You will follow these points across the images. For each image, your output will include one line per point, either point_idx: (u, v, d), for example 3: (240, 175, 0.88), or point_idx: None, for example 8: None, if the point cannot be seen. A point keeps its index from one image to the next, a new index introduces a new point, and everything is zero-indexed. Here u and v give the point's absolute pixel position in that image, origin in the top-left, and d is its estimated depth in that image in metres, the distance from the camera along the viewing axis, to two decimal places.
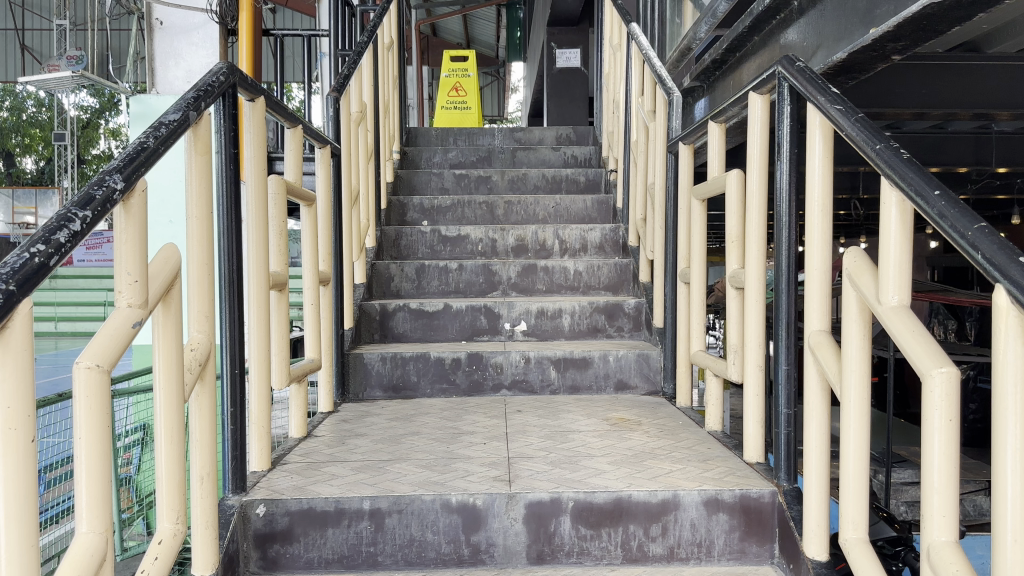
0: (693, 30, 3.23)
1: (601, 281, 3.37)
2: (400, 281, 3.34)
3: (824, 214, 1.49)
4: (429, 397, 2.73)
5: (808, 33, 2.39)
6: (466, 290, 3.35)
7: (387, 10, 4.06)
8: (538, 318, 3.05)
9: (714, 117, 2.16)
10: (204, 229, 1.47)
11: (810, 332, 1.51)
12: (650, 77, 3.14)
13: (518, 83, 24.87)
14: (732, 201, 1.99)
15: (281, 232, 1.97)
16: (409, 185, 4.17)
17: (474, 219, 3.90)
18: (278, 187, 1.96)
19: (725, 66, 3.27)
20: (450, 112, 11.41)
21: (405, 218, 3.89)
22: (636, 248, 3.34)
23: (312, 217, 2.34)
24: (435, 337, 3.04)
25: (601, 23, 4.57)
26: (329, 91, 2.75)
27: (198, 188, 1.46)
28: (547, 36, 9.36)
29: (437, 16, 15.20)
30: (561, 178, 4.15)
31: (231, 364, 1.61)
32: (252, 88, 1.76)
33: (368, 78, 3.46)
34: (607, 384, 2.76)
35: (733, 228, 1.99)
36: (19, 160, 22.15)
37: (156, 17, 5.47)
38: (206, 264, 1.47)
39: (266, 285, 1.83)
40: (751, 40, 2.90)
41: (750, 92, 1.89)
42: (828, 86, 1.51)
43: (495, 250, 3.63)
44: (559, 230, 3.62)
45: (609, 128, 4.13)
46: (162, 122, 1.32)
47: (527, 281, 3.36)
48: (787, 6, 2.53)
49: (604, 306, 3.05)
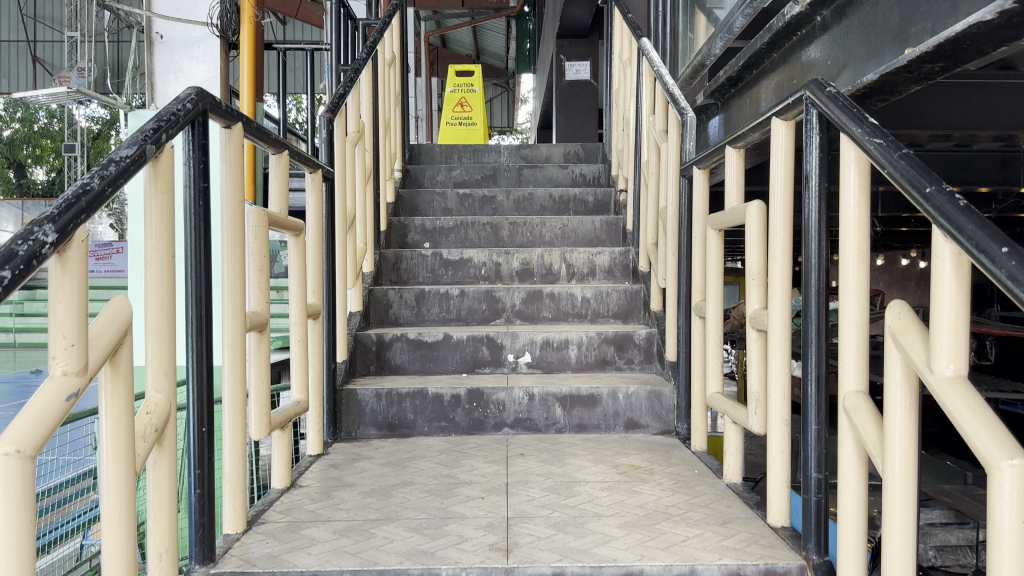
0: (707, 46, 3.07)
1: (610, 309, 3.20)
2: (399, 308, 3.18)
3: (861, 258, 1.33)
4: (426, 436, 2.57)
5: (833, 53, 2.23)
6: (468, 317, 3.19)
7: (389, 24, 3.92)
8: (543, 350, 2.88)
9: (732, 142, 2.00)
10: (164, 274, 1.31)
11: (844, 393, 1.34)
12: (663, 95, 2.99)
13: (527, 94, 24.74)
14: (752, 235, 1.83)
15: (260, 267, 1.82)
16: (411, 206, 4.02)
17: (477, 240, 3.74)
18: (258, 218, 1.82)
19: (740, 83, 3.10)
20: (454, 129, 11.25)
21: (406, 240, 3.74)
22: (647, 273, 3.17)
23: (300, 248, 2.19)
24: (435, 369, 2.88)
25: (612, 36, 4.42)
26: (323, 112, 2.60)
27: (157, 229, 1.30)
28: (556, 48, 9.24)
29: (446, 27, 15.17)
30: (568, 198, 3.99)
31: (198, 421, 1.45)
32: (226, 114, 1.61)
33: (367, 96, 3.31)
34: (616, 423, 2.58)
35: (754, 265, 1.83)
36: (30, 171, 22.25)
37: (156, 31, 5.37)
38: (167, 313, 1.32)
39: (242, 326, 1.68)
40: (770, 57, 2.74)
41: (772, 118, 1.73)
42: (864, 115, 1.34)
43: (499, 274, 3.48)
44: (566, 253, 3.46)
45: (619, 146, 3.98)
46: (113, 159, 1.16)
47: (532, 308, 3.20)
48: (809, 23, 2.37)
49: (614, 337, 2.89)
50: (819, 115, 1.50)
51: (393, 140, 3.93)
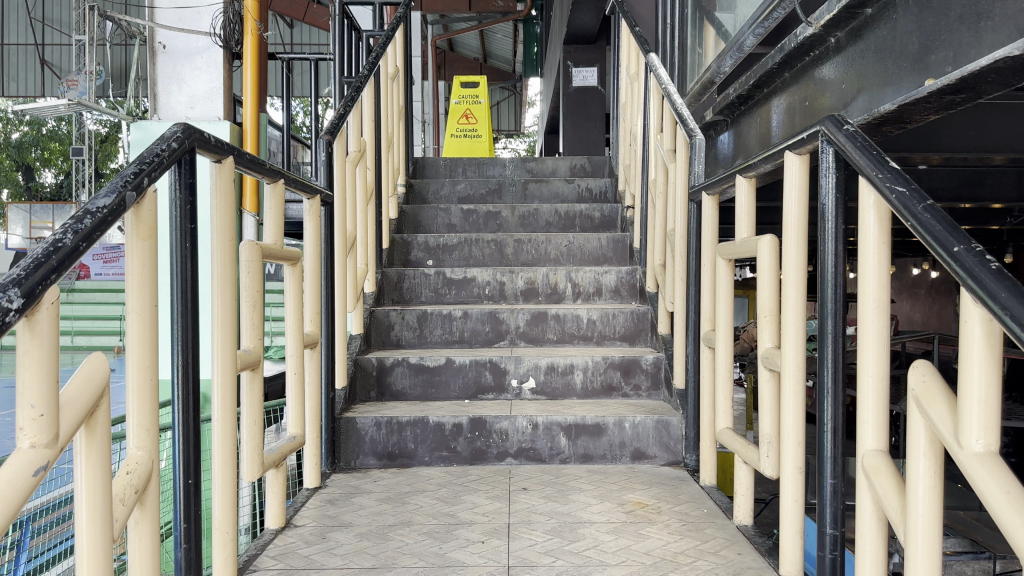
0: (716, 63, 3.00)
1: (616, 331, 3.13)
2: (401, 330, 3.12)
3: (881, 310, 1.27)
4: (427, 466, 2.50)
5: (847, 76, 2.15)
6: (471, 339, 3.12)
7: (392, 37, 3.87)
8: (548, 375, 2.82)
9: (742, 172, 1.94)
10: (147, 325, 1.26)
11: (863, 452, 1.28)
12: (671, 114, 2.93)
13: (535, 97, 24.68)
14: (765, 271, 1.76)
15: (253, 303, 1.76)
16: (414, 222, 3.96)
17: (481, 258, 3.69)
18: (252, 252, 1.76)
19: (750, 101, 3.03)
20: (459, 140, 11.18)
21: (409, 257, 3.68)
22: (655, 294, 3.10)
23: (297, 277, 2.13)
24: (436, 395, 2.81)
25: (619, 47, 4.35)
26: (322, 133, 2.54)
27: (138, 278, 1.25)
28: (563, 54, 9.16)
29: (453, 32, 15.13)
30: (574, 214, 3.93)
31: (185, 474, 1.41)
32: (217, 149, 1.56)
33: (369, 113, 3.25)
34: (623, 453, 2.50)
35: (767, 303, 1.76)
36: (39, 174, 22.30)
37: (159, 41, 5.38)
38: (149, 366, 1.26)
39: (233, 368, 1.63)
40: (781, 77, 2.66)
41: (786, 151, 1.66)
42: (885, 159, 1.27)
43: (503, 293, 3.41)
44: (571, 272, 3.40)
45: (626, 161, 3.91)
46: (88, 211, 1.11)
47: (537, 329, 3.13)
48: (823, 44, 2.29)
49: (620, 362, 2.81)
50: (834, 153, 1.44)
51: (397, 156, 3.87)
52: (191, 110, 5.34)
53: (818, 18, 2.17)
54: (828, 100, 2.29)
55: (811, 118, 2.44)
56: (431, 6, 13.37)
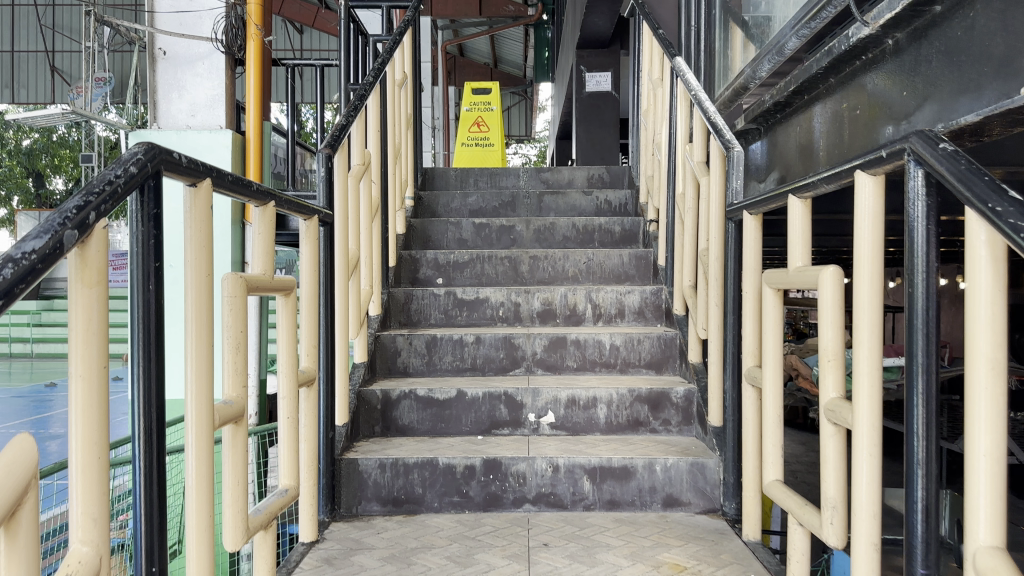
0: (751, 69, 2.77)
1: (642, 358, 2.89)
2: (408, 356, 2.89)
3: (995, 372, 1.03)
4: (436, 513, 2.27)
5: (908, 83, 1.90)
6: (484, 367, 2.89)
7: (400, 42, 3.66)
8: (568, 409, 2.58)
9: (797, 191, 1.69)
10: (94, 390, 1.03)
11: (974, 546, 1.04)
12: (702, 123, 2.70)
13: (545, 102, 24.49)
14: (829, 307, 1.53)
15: (236, 345, 1.55)
16: (423, 236, 3.74)
17: (494, 276, 3.47)
18: (234, 286, 1.55)
19: (787, 110, 2.80)
20: (470, 149, 10.93)
21: (417, 275, 3.46)
22: (683, 318, 2.86)
23: (291, 309, 1.92)
24: (447, 430, 2.58)
25: (639, 51, 4.11)
26: (322, 147, 2.31)
27: (83, 335, 1.02)
28: (576, 58, 8.90)
29: (463, 36, 14.92)
30: (593, 227, 3.71)
31: (147, 559, 1.19)
32: (191, 172, 1.35)
33: (374, 123, 3.02)
34: (654, 499, 2.26)
35: (830, 345, 1.53)
36: (48, 181, 22.24)
37: (160, 47, 5.20)
38: (98, 442, 1.04)
39: (211, 423, 1.40)
40: (825, 82, 2.42)
41: (857, 171, 1.42)
42: (999, 186, 1.03)
43: (518, 315, 3.19)
44: (591, 292, 3.17)
45: (649, 172, 3.67)
46: (11, 257, 0.88)
47: (555, 356, 2.89)
48: (877, 47, 2.04)
49: (648, 395, 2.57)
50: (925, 174, 1.19)
51: (404, 167, 3.65)
52: (192, 118, 5.13)
53: (875, 17, 1.92)
54: (884, 109, 2.04)
55: (860, 129, 2.20)
56: (441, 10, 13.14)
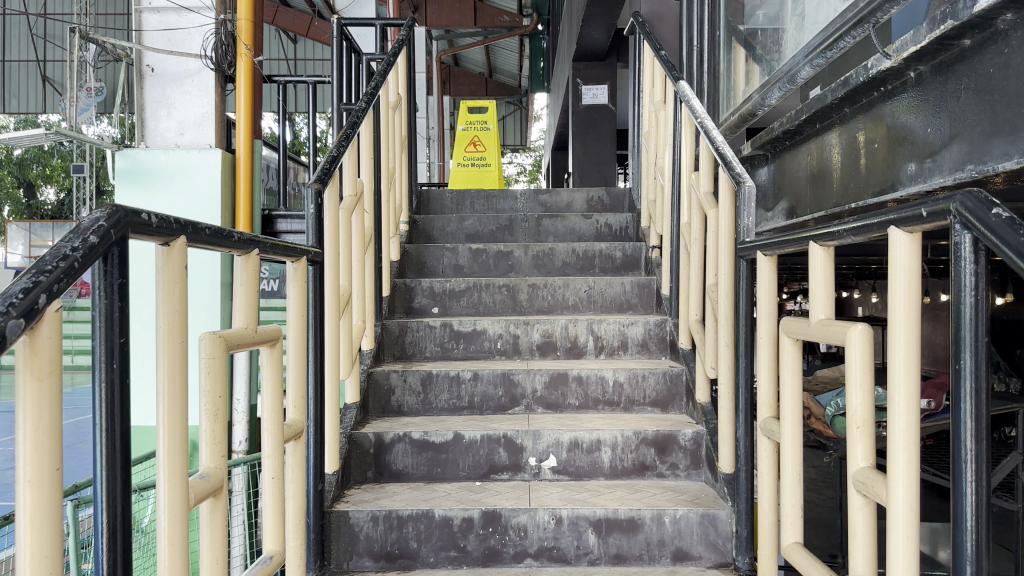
0: (759, 95, 2.66)
1: (647, 395, 2.77)
2: (402, 394, 2.76)
3: None
4: (432, 569, 2.14)
5: (934, 118, 1.79)
6: (482, 405, 2.77)
7: (394, 63, 3.56)
8: (570, 452, 2.45)
9: (819, 238, 1.58)
10: (45, 499, 0.91)
11: None
12: (709, 152, 2.59)
13: (541, 112, 24.46)
14: (858, 367, 1.42)
15: (213, 412, 1.44)
16: (419, 262, 3.63)
17: (492, 305, 3.36)
18: (213, 346, 1.44)
19: (798, 137, 2.69)
20: (467, 169, 10.82)
21: (412, 304, 3.35)
22: (690, 353, 2.75)
23: (277, 360, 1.80)
24: (444, 476, 2.45)
25: (639, 70, 4.01)
26: (311, 181, 2.18)
27: (33, 436, 0.90)
28: (572, 71, 8.84)
29: (458, 47, 14.85)
30: (593, 253, 3.61)
31: None
32: (162, 232, 1.23)
33: (367, 150, 2.90)
34: (662, 553, 2.14)
35: (859, 410, 1.41)
36: (40, 191, 22.08)
37: (147, 63, 5.13)
38: (50, 556, 0.91)
39: (184, 501, 1.29)
40: (839, 113, 2.32)
41: (892, 225, 1.31)
42: None
43: (516, 348, 3.07)
44: (593, 323, 3.06)
45: (650, 197, 3.57)
46: None
47: (556, 394, 2.77)
48: (897, 79, 1.94)
49: (654, 437, 2.45)
50: (973, 238, 1.08)
51: (399, 192, 3.54)
52: (180, 137, 5.07)
53: (898, 49, 1.83)
54: (905, 145, 1.93)
55: (878, 163, 2.09)
56: (437, 19, 13.23)
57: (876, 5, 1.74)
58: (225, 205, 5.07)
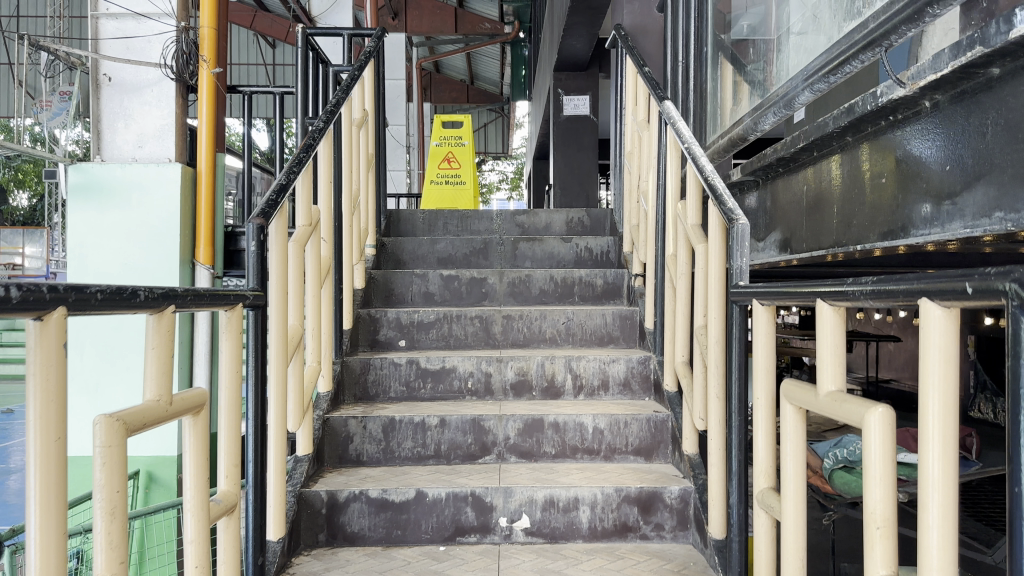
0: (751, 119, 2.46)
1: (629, 443, 2.54)
2: (362, 442, 2.52)
3: None
4: None
5: (953, 154, 1.58)
6: (449, 454, 2.53)
7: (360, 76, 3.33)
8: (545, 512, 2.22)
9: (828, 296, 1.37)
10: None
11: None
12: (696, 181, 2.38)
13: (522, 118, 24.30)
14: (876, 457, 1.21)
15: (109, 510, 1.21)
16: (386, 290, 3.39)
17: (463, 337, 3.13)
18: (109, 432, 1.20)
19: (793, 164, 2.49)
20: (440, 187, 10.56)
21: (377, 337, 3.10)
22: (676, 397, 2.53)
23: (201, 432, 1.57)
24: (405, 538, 2.21)
25: (622, 85, 3.81)
26: (252, 215, 1.92)
27: None
28: (553, 81, 8.69)
29: (439, 54, 14.67)
30: (573, 280, 3.40)
31: None
32: (28, 305, 0.99)
33: (325, 173, 2.66)
34: None
35: (878, 508, 1.20)
36: (12, 196, 21.65)
37: (104, 72, 4.86)
38: None
39: None
40: (839, 141, 2.12)
41: (923, 297, 1.08)
42: None
43: (488, 387, 2.84)
44: (571, 360, 2.84)
45: (633, 222, 3.36)
46: None
47: (531, 441, 2.54)
48: (910, 109, 1.73)
49: (638, 495, 2.23)
50: None
51: (364, 215, 3.31)
52: (138, 150, 4.81)
53: (913, 76, 1.62)
54: (916, 183, 1.73)
55: (885, 199, 1.88)
56: (417, 27, 12.88)
57: (890, 27, 1.53)
58: (185, 223, 4.81)
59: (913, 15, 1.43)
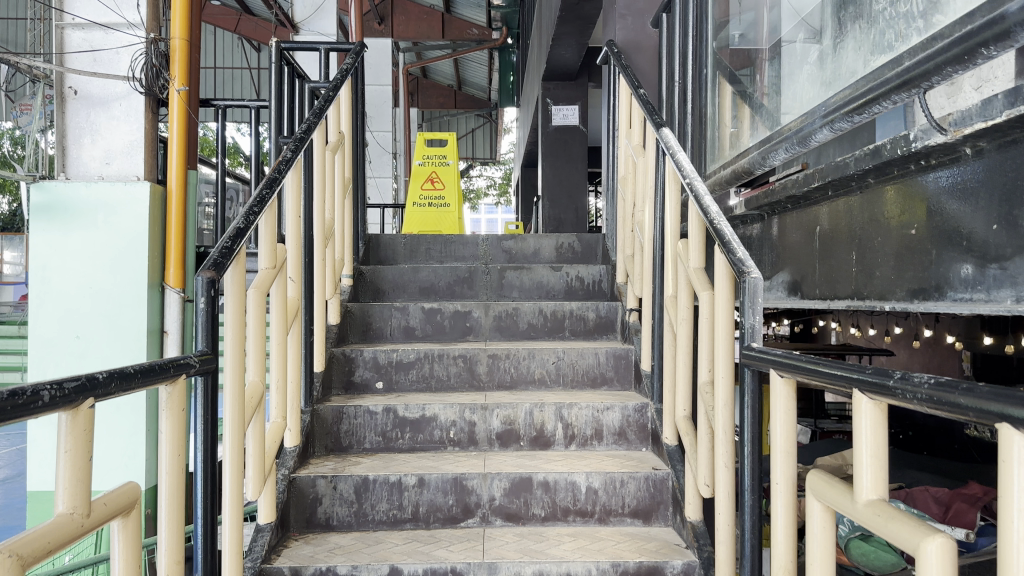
0: (758, 153, 2.26)
1: (626, 505, 2.33)
2: (331, 504, 2.29)
3: None
4: None
5: (1002, 214, 1.37)
6: (428, 517, 2.31)
7: (336, 96, 3.12)
8: None
9: (868, 390, 1.16)
10: None
11: None
12: (699, 219, 2.17)
13: (511, 125, 24.02)
14: None
15: None
16: (363, 325, 3.17)
17: (445, 378, 2.91)
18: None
19: (803, 202, 2.29)
20: (424, 210, 10.24)
21: (353, 378, 2.88)
22: (676, 454, 2.32)
23: (133, 538, 1.34)
24: None
25: (614, 106, 3.60)
26: (203, 268, 1.69)
27: None
28: (542, 90, 8.46)
29: (427, 60, 14.39)
30: (563, 314, 3.19)
31: None
32: None
33: (293, 205, 2.43)
34: None
35: None
36: None
37: (70, 85, 4.62)
38: None
39: None
40: (858, 183, 1.92)
41: (1000, 421, 0.87)
42: None
43: (472, 437, 2.62)
44: (562, 408, 2.63)
45: (627, 251, 3.15)
46: None
47: (518, 503, 2.32)
48: (947, 155, 1.52)
49: (636, 570, 2.02)
50: None
51: (339, 246, 3.08)
52: (106, 167, 4.57)
53: (956, 122, 1.41)
54: (955, 239, 1.53)
55: (915, 250, 1.67)
56: (403, 32, 12.81)
57: (930, 67, 1.32)
58: (154, 245, 4.57)
59: (963, 56, 1.22)
